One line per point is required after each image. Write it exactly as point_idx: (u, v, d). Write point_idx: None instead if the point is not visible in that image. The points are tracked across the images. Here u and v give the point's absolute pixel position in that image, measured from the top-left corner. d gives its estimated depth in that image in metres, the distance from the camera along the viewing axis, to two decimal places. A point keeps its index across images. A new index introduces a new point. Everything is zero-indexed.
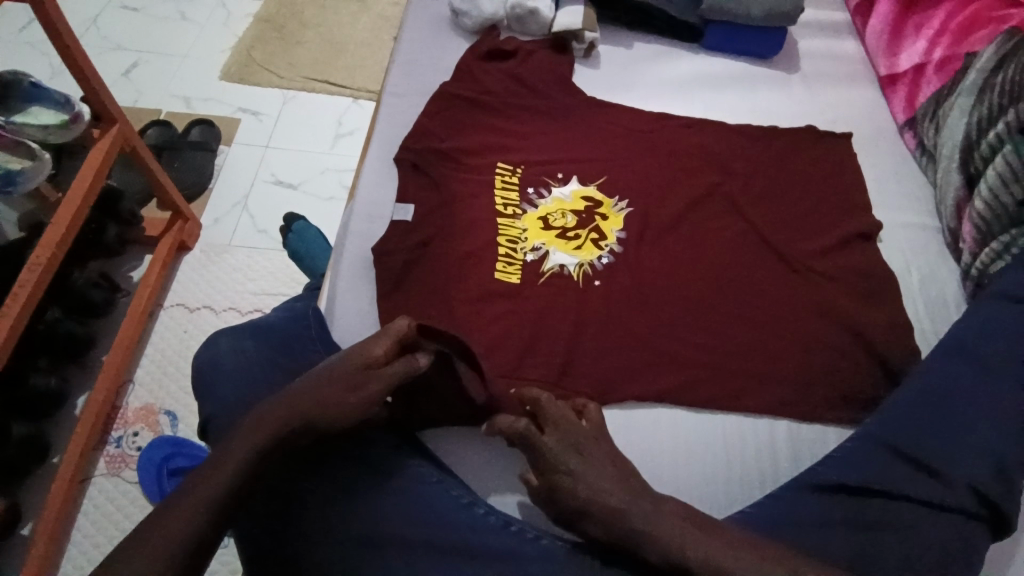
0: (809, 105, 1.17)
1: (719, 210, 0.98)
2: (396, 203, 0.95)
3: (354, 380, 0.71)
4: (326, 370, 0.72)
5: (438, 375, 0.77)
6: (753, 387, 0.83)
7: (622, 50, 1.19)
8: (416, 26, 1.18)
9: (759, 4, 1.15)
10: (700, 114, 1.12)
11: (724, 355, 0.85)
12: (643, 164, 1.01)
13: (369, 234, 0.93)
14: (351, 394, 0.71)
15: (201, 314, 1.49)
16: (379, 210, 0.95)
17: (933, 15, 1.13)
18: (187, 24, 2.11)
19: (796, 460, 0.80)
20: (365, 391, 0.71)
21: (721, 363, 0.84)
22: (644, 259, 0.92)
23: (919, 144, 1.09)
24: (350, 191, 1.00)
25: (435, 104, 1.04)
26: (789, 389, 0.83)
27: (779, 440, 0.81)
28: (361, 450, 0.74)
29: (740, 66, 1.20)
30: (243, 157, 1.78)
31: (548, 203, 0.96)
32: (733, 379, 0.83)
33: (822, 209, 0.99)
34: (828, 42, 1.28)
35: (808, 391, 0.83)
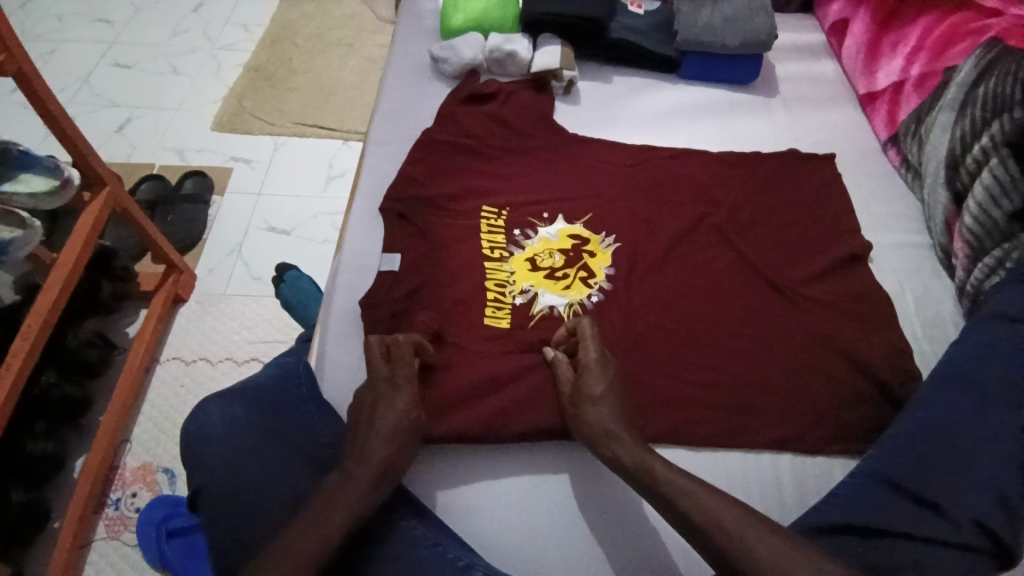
0: (790, 128, 1.18)
1: (707, 240, 0.98)
2: (383, 252, 0.95)
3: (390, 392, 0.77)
4: (361, 406, 0.76)
5: (460, 373, 0.84)
6: (757, 417, 0.81)
7: (601, 85, 1.21)
8: (397, 74, 1.20)
9: (733, 34, 1.17)
10: (683, 144, 1.13)
11: (722, 390, 0.83)
12: (629, 199, 1.01)
13: (358, 286, 0.93)
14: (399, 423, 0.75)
15: (197, 366, 1.49)
16: (366, 261, 0.95)
17: (908, 32, 1.14)
18: (178, 78, 2.16)
19: (804, 498, 0.78)
20: (396, 403, 0.76)
21: (721, 397, 0.83)
22: (632, 297, 0.91)
23: (903, 161, 1.09)
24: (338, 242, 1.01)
25: (419, 150, 1.05)
26: (789, 421, 0.81)
27: (785, 477, 0.79)
28: None
29: (720, 94, 1.22)
30: (237, 206, 1.80)
31: (535, 243, 0.95)
32: (735, 410, 0.82)
33: (810, 233, 0.99)
34: (805, 65, 1.30)
35: (806, 424, 0.81)
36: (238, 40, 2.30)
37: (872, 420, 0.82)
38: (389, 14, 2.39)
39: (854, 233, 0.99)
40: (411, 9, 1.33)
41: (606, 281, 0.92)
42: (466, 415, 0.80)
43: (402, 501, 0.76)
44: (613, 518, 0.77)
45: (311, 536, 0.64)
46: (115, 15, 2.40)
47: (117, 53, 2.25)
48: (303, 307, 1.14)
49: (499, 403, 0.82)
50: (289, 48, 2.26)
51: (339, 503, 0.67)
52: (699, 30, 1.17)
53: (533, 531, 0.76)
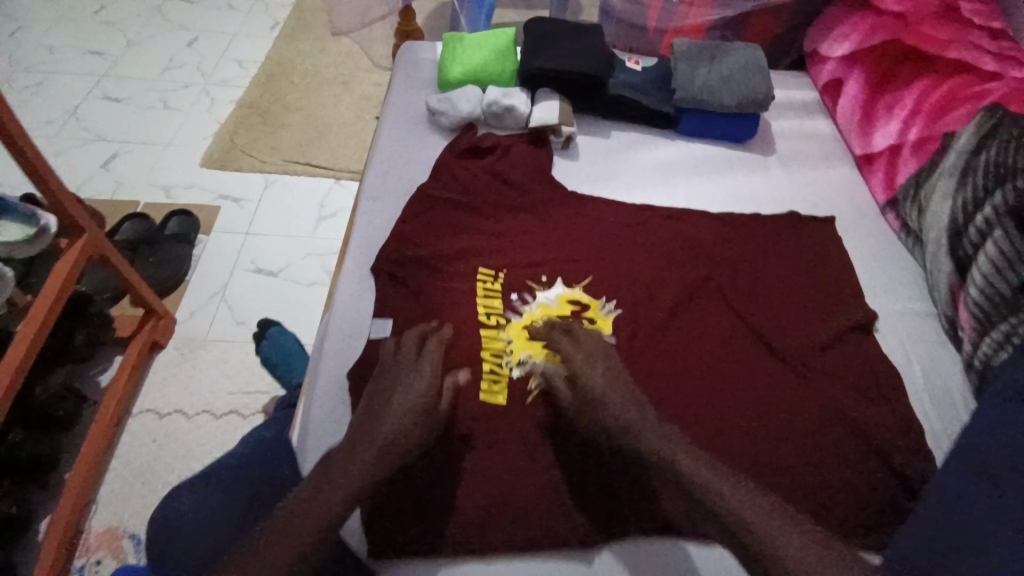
0: (792, 188, 1.15)
1: (709, 305, 0.95)
2: (374, 318, 0.91)
3: (385, 377, 0.78)
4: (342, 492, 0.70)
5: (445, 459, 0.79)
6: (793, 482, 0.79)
7: (600, 140, 1.20)
8: (393, 125, 1.18)
9: (730, 93, 1.16)
10: (684, 203, 1.10)
11: (760, 453, 0.81)
12: (630, 261, 0.99)
13: (345, 354, 0.88)
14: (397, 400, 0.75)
15: (172, 419, 1.42)
16: (356, 326, 0.90)
17: (905, 96, 1.14)
18: (169, 112, 2.13)
19: None
20: (393, 381, 0.77)
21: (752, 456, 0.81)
22: (644, 345, 0.90)
23: (903, 226, 1.08)
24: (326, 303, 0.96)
25: (414, 206, 1.02)
26: (827, 488, 0.79)
27: None
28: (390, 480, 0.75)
29: (719, 151, 1.20)
30: (224, 246, 1.75)
31: (534, 310, 0.92)
32: (771, 475, 0.80)
33: (814, 300, 0.96)
34: (801, 122, 1.30)
35: (843, 489, 0.79)
36: (232, 76, 2.29)
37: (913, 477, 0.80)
38: (385, 53, 2.40)
39: (858, 301, 0.96)
40: (409, 60, 1.32)
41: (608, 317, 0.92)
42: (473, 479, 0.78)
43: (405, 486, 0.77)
44: (624, 491, 0.76)
45: (312, 514, 0.63)
46: (108, 48, 2.38)
47: (108, 87, 2.23)
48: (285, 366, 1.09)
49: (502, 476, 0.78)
50: (284, 84, 2.26)
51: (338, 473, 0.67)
52: (697, 88, 1.16)
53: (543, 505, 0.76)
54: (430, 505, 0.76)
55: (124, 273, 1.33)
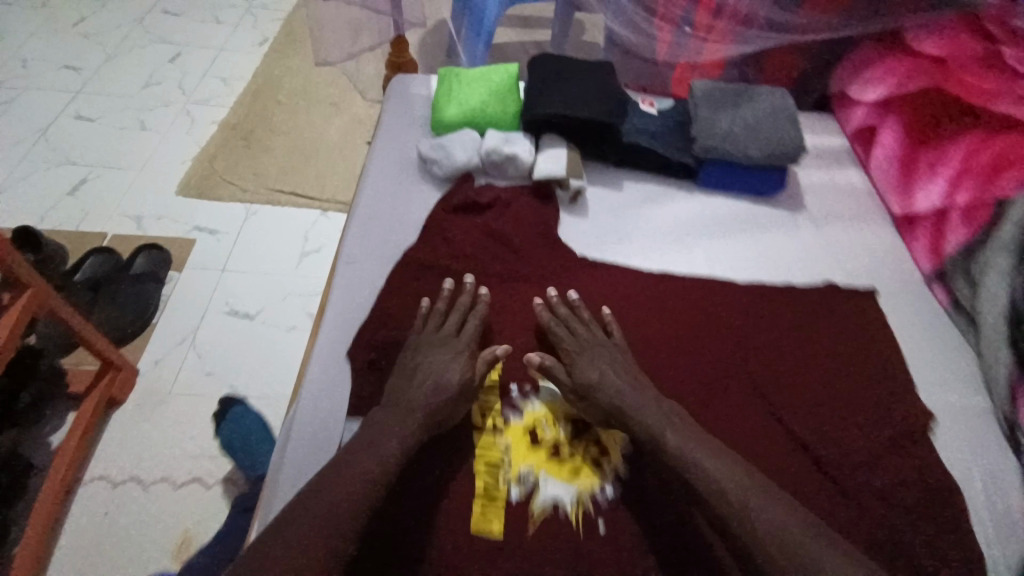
0: (824, 254, 1.03)
1: (745, 397, 0.85)
2: (349, 418, 0.78)
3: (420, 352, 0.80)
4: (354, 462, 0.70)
5: None
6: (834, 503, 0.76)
7: (612, 193, 1.07)
8: (378, 173, 1.05)
9: (757, 143, 1.04)
10: (704, 272, 0.98)
11: (803, 467, 0.79)
12: (659, 333, 0.90)
13: (312, 461, 0.75)
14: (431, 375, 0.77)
15: (126, 488, 1.28)
16: (326, 429, 0.78)
17: (949, 153, 1.00)
18: (145, 133, 2.00)
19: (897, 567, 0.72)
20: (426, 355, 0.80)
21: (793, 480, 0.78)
22: (672, 362, 0.87)
23: (953, 301, 0.96)
24: (295, 392, 0.84)
25: (397, 277, 0.90)
26: (866, 508, 0.76)
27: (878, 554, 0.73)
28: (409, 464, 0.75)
29: (743, 207, 1.08)
30: (196, 284, 1.61)
31: (536, 408, 0.81)
32: (813, 497, 0.76)
33: (852, 396, 0.86)
34: (831, 174, 1.19)
35: (881, 509, 0.76)
36: (215, 95, 2.16)
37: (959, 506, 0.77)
38: None
39: (897, 399, 0.85)
40: (400, 96, 1.20)
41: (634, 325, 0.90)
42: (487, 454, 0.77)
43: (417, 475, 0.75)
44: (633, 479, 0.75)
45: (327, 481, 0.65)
46: (84, 62, 2.25)
47: (82, 104, 2.09)
48: (245, 447, 1.07)
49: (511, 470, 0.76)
50: (270, 104, 2.12)
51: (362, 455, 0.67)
52: (721, 137, 1.04)
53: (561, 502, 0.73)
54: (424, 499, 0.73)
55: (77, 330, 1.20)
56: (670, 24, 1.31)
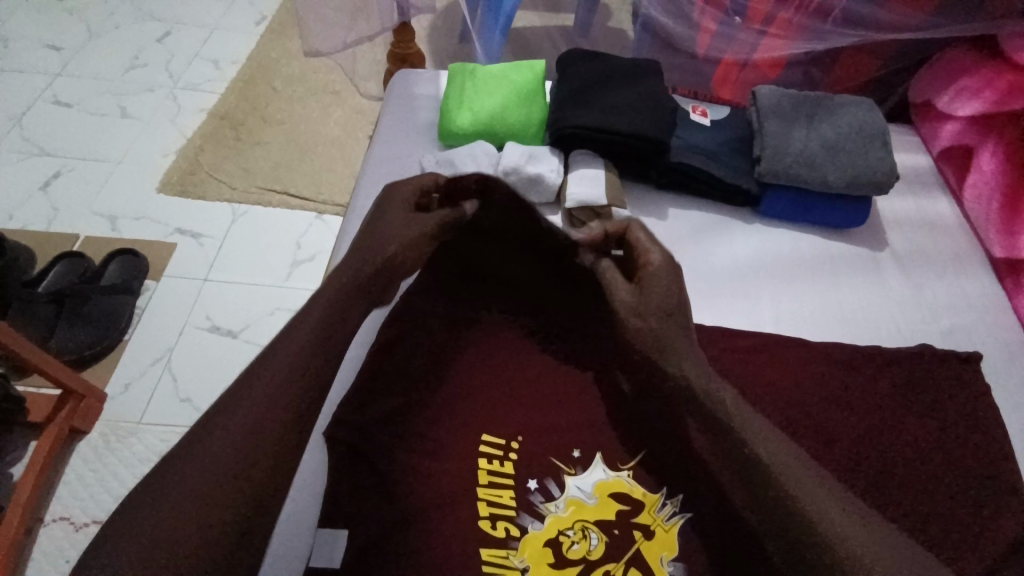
0: (913, 305, 0.85)
1: (832, 411, 0.73)
2: (322, 526, 0.61)
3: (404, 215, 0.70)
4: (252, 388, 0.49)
5: None
6: (834, 453, 0.70)
7: (655, 223, 0.89)
8: (369, 194, 0.88)
9: (837, 168, 0.86)
10: (769, 327, 0.80)
11: (881, 437, 0.72)
12: (746, 364, 0.75)
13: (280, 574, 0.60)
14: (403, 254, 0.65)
15: (90, 532, 1.12)
16: (296, 546, 0.61)
17: None
18: (127, 121, 1.82)
19: (972, 530, 0.66)
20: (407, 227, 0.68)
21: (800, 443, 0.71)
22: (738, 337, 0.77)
23: None
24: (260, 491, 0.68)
25: (389, 332, 0.73)
26: (930, 470, 0.70)
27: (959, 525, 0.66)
28: (414, 396, 0.69)
29: (814, 245, 0.90)
30: (175, 295, 1.44)
31: (561, 512, 0.62)
32: (869, 462, 0.70)
33: (955, 495, 0.68)
34: (915, 201, 0.99)
35: (944, 471, 0.70)
36: (205, 79, 1.97)
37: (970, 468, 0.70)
38: None
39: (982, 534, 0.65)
40: (402, 96, 1.02)
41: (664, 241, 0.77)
42: (497, 376, 0.72)
43: (422, 405, 0.69)
44: None
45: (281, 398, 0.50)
46: (66, 41, 2.06)
47: (60, 87, 1.91)
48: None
49: (529, 399, 0.70)
50: (265, 91, 1.94)
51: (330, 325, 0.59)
52: (790, 159, 0.86)
53: (584, 426, 0.68)
54: (427, 396, 0.69)
55: (13, 350, 1.04)
56: (718, 10, 1.07)
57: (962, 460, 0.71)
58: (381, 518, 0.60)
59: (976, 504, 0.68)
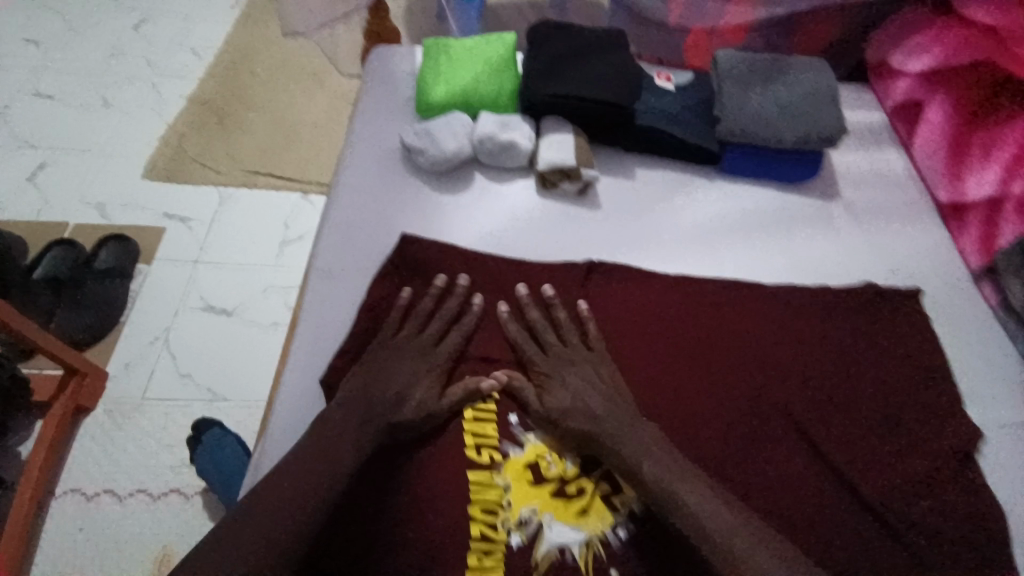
0: (863, 250, 0.92)
1: (787, 347, 0.79)
2: None
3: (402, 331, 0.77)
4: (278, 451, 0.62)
5: None
6: (763, 416, 0.74)
7: (623, 183, 0.95)
8: (353, 167, 0.92)
9: (790, 126, 0.91)
10: (729, 276, 0.86)
11: (832, 367, 0.78)
12: (705, 311, 0.81)
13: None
14: (407, 395, 0.70)
15: (102, 501, 1.17)
16: None
17: (1006, 135, 0.87)
18: (109, 110, 1.83)
19: (907, 449, 0.73)
20: (393, 361, 0.73)
21: (740, 464, 0.71)
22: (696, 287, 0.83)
23: (1005, 305, 0.85)
24: (261, 438, 0.73)
25: (384, 287, 0.79)
26: (874, 396, 0.77)
27: (897, 443, 0.73)
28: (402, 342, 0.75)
29: (771, 198, 0.96)
30: (168, 278, 1.48)
31: (539, 439, 0.70)
32: (818, 391, 0.76)
33: (896, 417, 0.75)
34: (868, 155, 1.05)
35: (887, 397, 0.77)
36: (184, 66, 1.98)
37: (907, 442, 0.73)
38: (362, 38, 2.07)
39: (933, 541, 0.67)
40: (382, 72, 1.06)
41: (640, 322, 0.80)
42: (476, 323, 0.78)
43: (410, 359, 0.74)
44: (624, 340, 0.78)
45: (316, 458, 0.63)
46: (41, 33, 2.05)
47: (39, 78, 1.91)
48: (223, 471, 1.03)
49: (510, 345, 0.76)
50: (245, 76, 1.95)
51: (337, 443, 0.65)
52: (747, 118, 0.92)
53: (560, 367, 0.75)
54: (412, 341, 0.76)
55: (18, 332, 1.08)
56: None
57: (905, 385, 0.77)
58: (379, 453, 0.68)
59: (900, 453, 0.73)
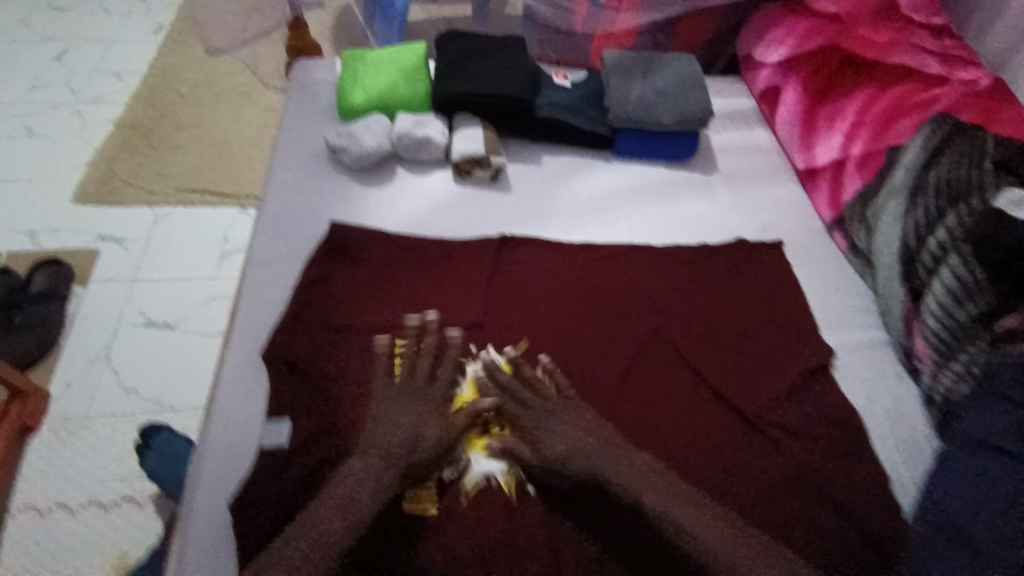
0: (737, 212, 1.07)
1: (676, 293, 0.92)
2: (267, 421, 0.74)
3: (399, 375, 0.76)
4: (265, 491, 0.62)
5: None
6: (659, 352, 0.86)
7: (531, 168, 1.07)
8: (282, 167, 1.00)
9: (669, 110, 1.07)
10: (626, 239, 1.00)
11: (714, 306, 0.91)
12: (605, 270, 0.93)
13: (229, 477, 0.71)
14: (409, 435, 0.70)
15: (53, 518, 1.17)
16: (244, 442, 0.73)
17: (844, 107, 1.07)
18: (31, 139, 1.81)
19: (780, 366, 0.86)
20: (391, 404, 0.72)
21: (687, 467, 0.75)
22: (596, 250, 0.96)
23: (852, 247, 1.01)
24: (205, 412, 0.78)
25: (317, 269, 0.87)
26: (750, 326, 0.90)
27: (771, 363, 0.86)
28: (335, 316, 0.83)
29: (659, 173, 1.11)
30: (106, 298, 1.49)
31: (465, 389, 0.79)
32: (703, 327, 0.89)
33: (768, 342, 0.89)
34: (740, 134, 1.22)
35: (761, 326, 0.90)
36: (110, 91, 1.98)
37: (776, 360, 0.87)
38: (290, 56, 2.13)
39: (879, 520, 0.72)
40: (305, 81, 1.14)
41: (571, 330, 0.86)
42: (403, 294, 0.86)
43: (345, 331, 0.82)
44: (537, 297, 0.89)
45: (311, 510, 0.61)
46: None
47: None
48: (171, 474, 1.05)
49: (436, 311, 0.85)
50: (173, 98, 1.97)
51: (332, 503, 0.63)
52: (632, 105, 1.06)
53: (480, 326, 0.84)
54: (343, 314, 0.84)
55: None
56: None
57: (773, 315, 0.92)
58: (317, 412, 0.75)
59: (773, 369, 0.86)
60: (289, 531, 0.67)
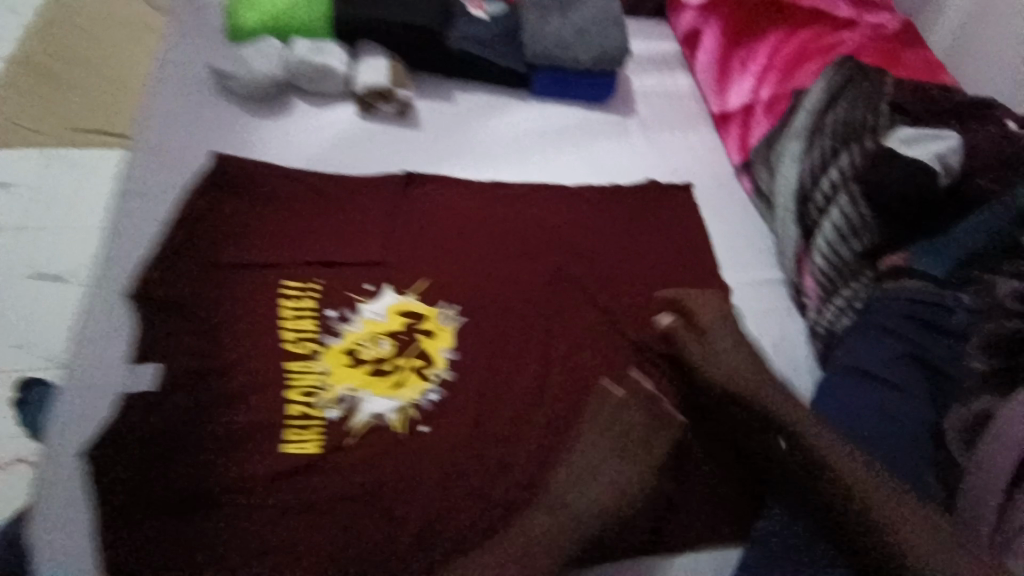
0: (650, 155, 1.07)
1: (582, 233, 0.92)
2: (133, 363, 0.71)
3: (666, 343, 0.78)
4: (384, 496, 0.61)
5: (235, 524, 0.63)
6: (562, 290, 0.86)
7: (442, 105, 1.02)
8: (164, 91, 0.92)
9: (585, 48, 1.04)
10: (536, 178, 0.98)
11: (620, 246, 0.92)
12: (512, 209, 0.92)
13: (86, 419, 0.68)
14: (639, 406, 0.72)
15: None
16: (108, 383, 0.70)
17: (757, 49, 1.08)
18: None
19: None
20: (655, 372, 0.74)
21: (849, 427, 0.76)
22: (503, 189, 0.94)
23: (756, 190, 1.02)
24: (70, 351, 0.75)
25: (199, 204, 0.81)
26: (653, 265, 0.91)
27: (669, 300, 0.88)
28: (217, 251, 0.78)
29: (575, 114, 1.08)
30: None
31: (356, 328, 0.76)
32: (607, 266, 0.89)
33: (669, 280, 0.90)
34: (660, 78, 1.21)
35: (664, 265, 0.92)
36: None
37: (673, 297, 0.88)
38: None
39: None
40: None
41: (479, 274, 0.84)
42: (295, 230, 0.82)
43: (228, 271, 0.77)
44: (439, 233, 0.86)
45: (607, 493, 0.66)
46: None
47: None
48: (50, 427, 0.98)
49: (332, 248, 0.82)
50: None
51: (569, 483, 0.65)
52: (547, 41, 1.03)
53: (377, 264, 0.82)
54: (224, 250, 0.79)
55: None
56: None
57: (675, 254, 0.93)
58: (193, 353, 0.71)
59: None
60: (155, 470, 0.65)
